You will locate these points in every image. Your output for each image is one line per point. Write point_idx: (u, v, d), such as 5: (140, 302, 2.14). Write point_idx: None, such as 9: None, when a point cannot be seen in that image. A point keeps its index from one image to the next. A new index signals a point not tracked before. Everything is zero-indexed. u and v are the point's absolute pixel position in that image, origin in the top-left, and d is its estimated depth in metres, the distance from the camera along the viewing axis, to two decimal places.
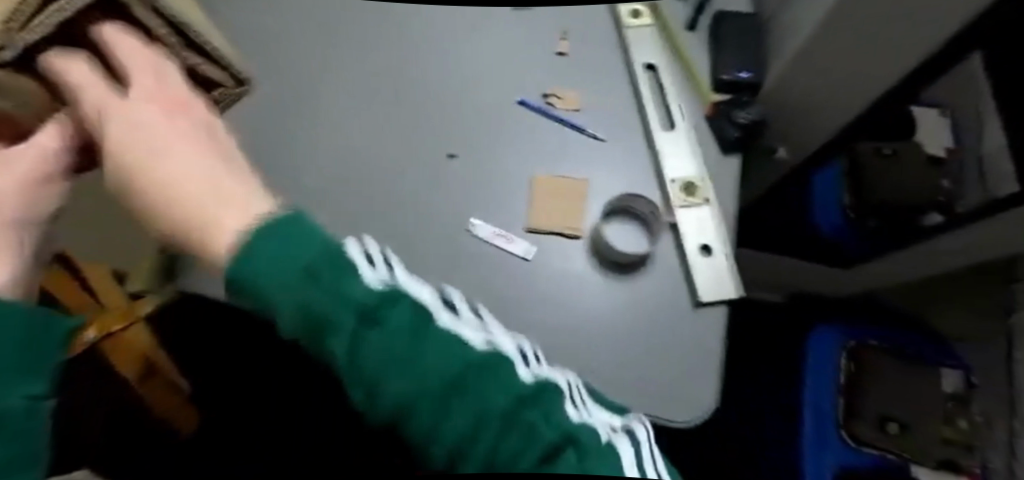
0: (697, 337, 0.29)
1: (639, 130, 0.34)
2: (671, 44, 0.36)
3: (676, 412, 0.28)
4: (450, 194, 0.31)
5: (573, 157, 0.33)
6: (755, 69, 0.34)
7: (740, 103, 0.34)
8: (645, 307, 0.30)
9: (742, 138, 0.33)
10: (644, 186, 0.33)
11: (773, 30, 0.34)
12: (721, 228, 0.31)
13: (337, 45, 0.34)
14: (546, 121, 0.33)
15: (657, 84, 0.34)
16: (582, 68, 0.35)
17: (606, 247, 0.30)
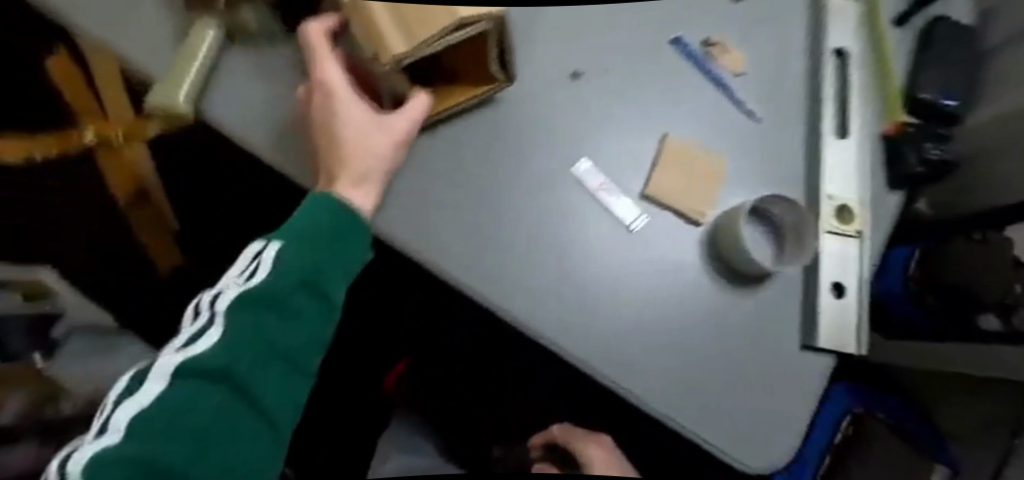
0: (803, 379, 0.34)
1: (801, 122, 0.38)
2: (877, 44, 0.41)
3: (768, 461, 0.33)
4: (626, 152, 0.33)
5: (721, 133, 0.36)
6: (954, 102, 0.42)
7: (932, 140, 0.40)
8: (772, 326, 0.34)
9: (919, 172, 0.38)
10: (791, 186, 0.37)
11: (988, 82, 0.43)
12: (860, 266, 0.36)
13: None
14: (693, 67, 0.36)
15: (843, 79, 0.39)
16: (749, 34, 0.38)
17: (744, 253, 0.32)
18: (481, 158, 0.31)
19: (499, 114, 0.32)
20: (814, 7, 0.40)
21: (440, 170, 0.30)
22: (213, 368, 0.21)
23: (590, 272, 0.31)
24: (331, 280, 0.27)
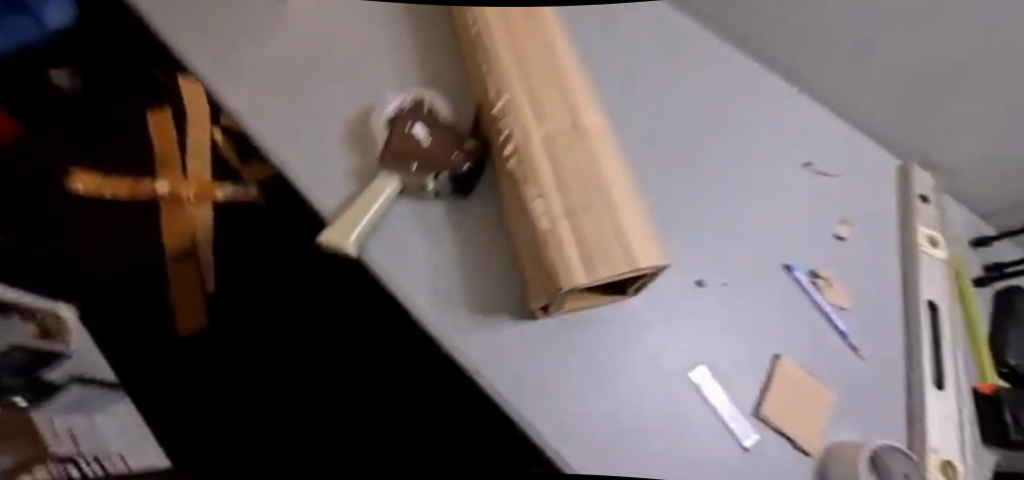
0: (891, 376, 0.50)
1: (788, 341, 0.50)
2: (801, 306, 0.52)
3: (919, 350, 0.51)
4: (803, 317, 0.51)
5: (808, 311, 0.52)
6: (781, 354, 0.49)
7: (802, 366, 0.49)
8: (890, 337, 0.52)
9: (810, 371, 0.49)
10: (813, 370, 0.49)
11: (794, 354, 0.49)
12: (872, 342, 0.51)
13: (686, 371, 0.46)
14: (813, 294, 0.53)
15: (787, 305, 0.51)
16: (788, 297, 0.52)
17: (866, 353, 0.51)
18: (755, 431, 0.45)
19: (746, 423, 0.45)
20: (761, 309, 0.51)
21: (790, 418, 0.46)
22: None
23: (797, 427, 0.46)
24: None
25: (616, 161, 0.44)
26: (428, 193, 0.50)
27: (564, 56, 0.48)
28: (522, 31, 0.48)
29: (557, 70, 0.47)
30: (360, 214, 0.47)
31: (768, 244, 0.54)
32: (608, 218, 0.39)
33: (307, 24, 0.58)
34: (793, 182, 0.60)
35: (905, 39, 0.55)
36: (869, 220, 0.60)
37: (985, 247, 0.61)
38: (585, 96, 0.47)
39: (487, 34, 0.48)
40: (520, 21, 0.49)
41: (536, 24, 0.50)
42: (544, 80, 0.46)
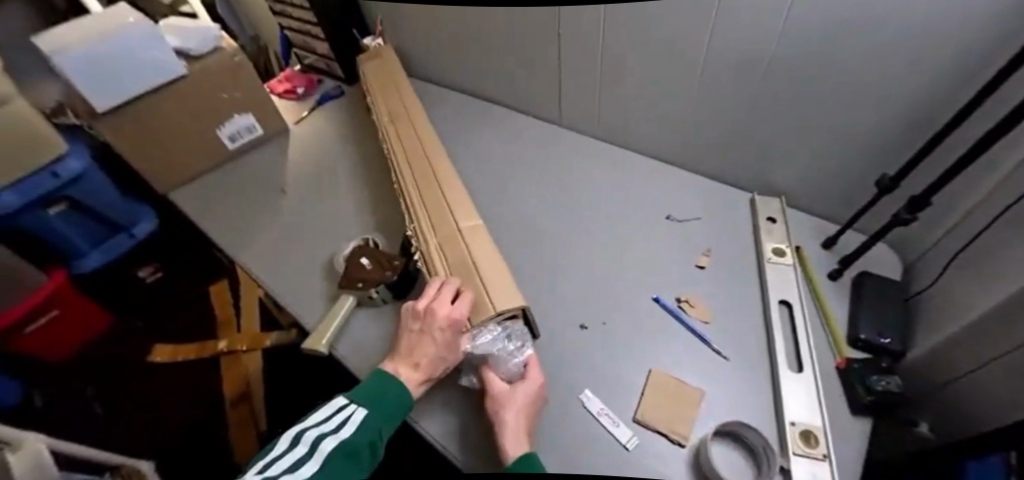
0: (752, 370, 0.61)
1: (659, 356, 0.63)
2: (667, 326, 0.66)
3: (776, 341, 0.62)
4: (668, 335, 0.65)
5: (674, 330, 0.66)
6: (652, 366, 0.62)
7: (672, 372, 0.61)
8: (748, 337, 0.64)
9: (678, 376, 0.61)
10: (683, 375, 0.61)
11: (665, 364, 0.62)
12: (731, 344, 0.63)
13: (574, 392, 0.60)
14: (676, 315, 0.67)
15: (654, 329, 0.66)
16: (655, 322, 0.67)
17: (725, 354, 0.62)
18: (635, 430, 0.57)
19: (627, 425, 0.57)
20: (633, 337, 0.65)
21: (664, 413, 0.57)
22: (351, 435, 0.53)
23: (671, 420, 0.57)
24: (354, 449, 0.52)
25: (488, 246, 0.69)
26: (376, 302, 0.73)
27: (450, 190, 0.77)
28: (423, 184, 0.79)
29: (445, 200, 0.75)
30: (331, 322, 0.70)
31: (626, 284, 0.71)
32: (480, 284, 0.63)
33: (304, 218, 0.92)
34: (654, 233, 0.78)
35: (691, 109, 0.79)
36: (725, 247, 0.74)
37: (835, 246, 0.73)
38: (465, 209, 0.74)
39: (405, 194, 0.80)
40: (420, 179, 0.80)
41: (432, 177, 0.80)
42: (436, 208, 0.75)
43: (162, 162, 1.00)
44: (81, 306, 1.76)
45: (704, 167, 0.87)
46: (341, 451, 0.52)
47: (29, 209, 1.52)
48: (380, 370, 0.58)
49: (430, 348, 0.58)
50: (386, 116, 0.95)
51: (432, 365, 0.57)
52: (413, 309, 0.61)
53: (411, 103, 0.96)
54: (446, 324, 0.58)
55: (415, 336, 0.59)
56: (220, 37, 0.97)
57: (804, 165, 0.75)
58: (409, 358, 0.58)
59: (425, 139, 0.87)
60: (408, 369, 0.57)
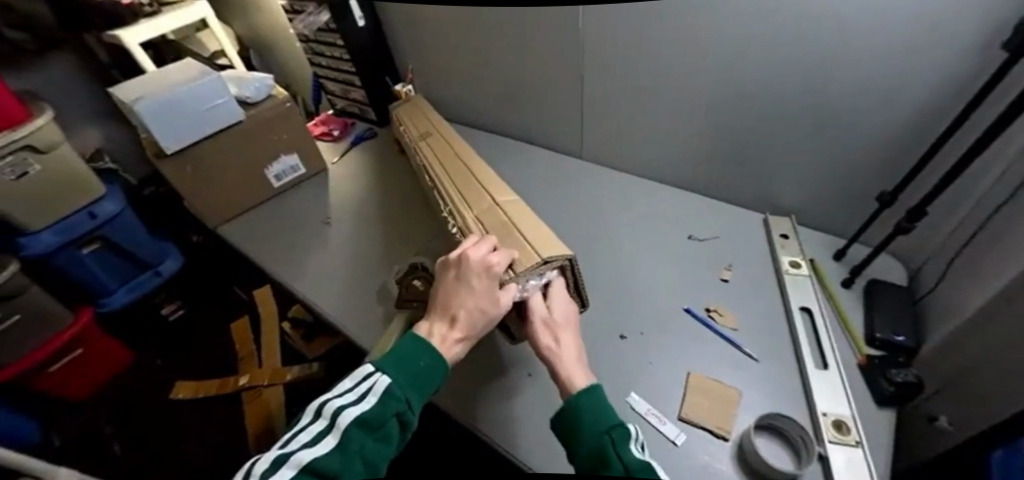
0: (782, 369, 0.67)
1: (697, 360, 0.69)
2: (700, 333, 0.72)
3: (800, 343, 0.68)
4: (700, 341, 0.71)
5: (706, 335, 0.72)
6: (689, 369, 0.68)
7: (709, 375, 0.67)
8: (774, 341, 0.70)
9: (715, 378, 0.66)
10: (719, 377, 0.67)
11: (703, 367, 0.68)
12: (759, 349, 0.69)
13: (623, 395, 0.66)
14: (707, 323, 0.73)
15: (688, 336, 0.72)
16: (688, 330, 0.73)
17: (752, 356, 0.68)
18: (684, 427, 0.62)
19: (675, 423, 0.62)
20: (671, 345, 0.71)
21: (707, 410, 0.63)
22: (381, 405, 0.52)
23: (715, 417, 0.62)
24: (382, 424, 0.51)
25: (526, 210, 0.76)
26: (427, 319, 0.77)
27: (484, 178, 0.86)
28: (459, 180, 0.88)
29: (481, 187, 0.84)
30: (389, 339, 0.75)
31: (658, 296, 0.78)
32: (522, 241, 0.69)
33: (352, 244, 1.00)
34: (678, 250, 0.85)
35: (703, 140, 0.89)
36: (744, 260, 0.82)
37: (845, 257, 0.80)
38: (499, 189, 0.83)
39: (440, 188, 0.89)
40: (456, 178, 0.88)
41: (466, 173, 0.89)
42: (473, 193, 0.83)
43: (215, 200, 1.08)
44: (104, 343, 1.80)
45: (716, 192, 0.96)
46: (362, 424, 0.51)
47: (65, 249, 1.59)
48: (413, 333, 0.60)
49: (466, 298, 0.59)
50: (420, 141, 1.04)
51: (470, 320, 0.58)
52: (449, 260, 0.64)
53: (438, 123, 1.08)
54: (482, 270, 0.60)
55: (452, 288, 0.61)
56: (274, 86, 1.09)
57: (809, 187, 0.84)
58: (446, 313, 0.60)
59: (459, 150, 0.96)
60: (445, 326, 0.59)
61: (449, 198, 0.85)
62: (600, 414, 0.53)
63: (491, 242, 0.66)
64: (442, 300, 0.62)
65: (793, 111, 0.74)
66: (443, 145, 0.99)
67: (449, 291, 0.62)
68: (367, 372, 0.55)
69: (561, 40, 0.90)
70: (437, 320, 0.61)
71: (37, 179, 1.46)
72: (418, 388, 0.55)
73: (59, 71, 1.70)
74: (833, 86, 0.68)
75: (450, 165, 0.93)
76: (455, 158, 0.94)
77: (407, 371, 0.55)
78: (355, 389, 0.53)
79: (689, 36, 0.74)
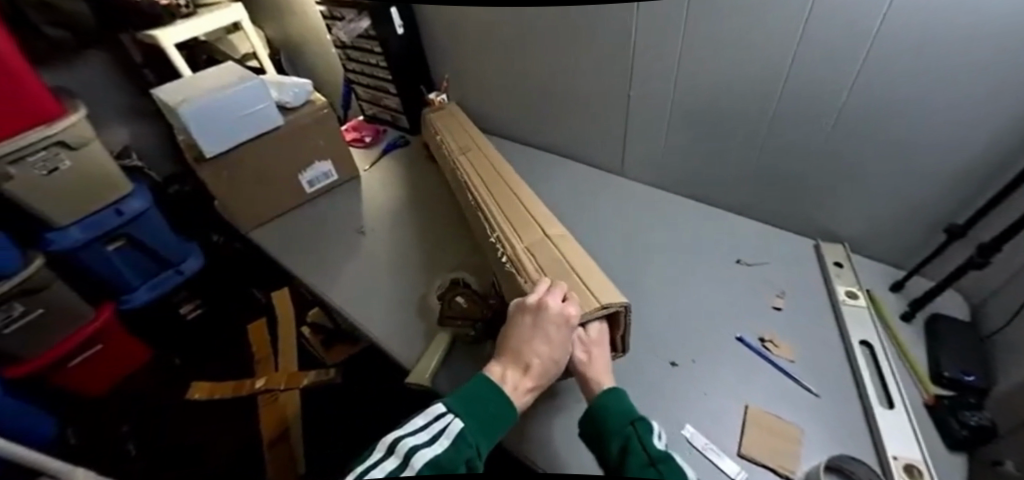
0: (844, 407, 0.64)
1: (753, 391, 0.66)
2: (755, 363, 0.70)
3: (863, 379, 0.66)
4: (755, 372, 0.69)
5: (762, 365, 0.69)
6: (746, 402, 0.65)
7: (768, 409, 0.64)
8: (834, 376, 0.67)
9: (774, 412, 0.64)
10: (778, 412, 0.64)
11: (760, 400, 0.65)
12: (819, 383, 0.67)
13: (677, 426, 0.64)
14: (762, 353, 0.70)
15: (743, 366, 0.69)
16: (743, 359, 0.70)
17: (812, 390, 0.66)
18: (744, 464, 0.59)
19: (734, 458, 0.60)
20: (725, 374, 0.69)
21: (768, 447, 0.60)
22: (454, 447, 0.51)
23: (777, 454, 0.59)
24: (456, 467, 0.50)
25: (577, 251, 0.74)
26: (472, 341, 0.75)
27: (533, 208, 0.84)
28: (505, 205, 0.86)
29: (530, 217, 0.82)
30: (432, 358, 0.73)
31: (708, 322, 0.76)
32: (578, 282, 0.66)
33: (388, 255, 0.99)
34: (726, 275, 0.83)
35: (752, 162, 0.87)
36: (797, 290, 0.79)
37: (903, 289, 0.79)
38: (550, 223, 0.81)
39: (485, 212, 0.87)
40: (503, 203, 0.86)
41: (514, 200, 0.87)
42: (522, 223, 0.81)
43: (249, 204, 1.07)
44: (123, 340, 1.80)
45: (761, 214, 0.94)
46: (436, 466, 0.49)
47: (91, 245, 1.59)
48: (483, 376, 0.58)
49: (542, 346, 0.58)
50: (462, 154, 1.03)
51: (544, 369, 0.57)
52: (524, 304, 0.61)
53: (481, 141, 1.06)
54: (561, 321, 0.58)
55: (525, 334, 0.59)
56: (313, 91, 1.08)
57: (864, 213, 0.81)
58: (519, 359, 0.58)
59: (503, 173, 0.95)
60: (517, 372, 0.58)
61: (496, 222, 0.83)
62: (621, 411, 0.54)
63: (558, 286, 0.64)
64: (514, 344, 0.59)
65: (855, 136, 0.72)
66: (490, 167, 0.97)
67: (523, 336, 0.59)
68: (437, 412, 0.54)
69: (612, 54, 0.89)
70: (507, 363, 0.59)
71: (67, 176, 1.46)
72: (489, 433, 0.53)
73: (95, 68, 1.71)
74: (903, 114, 0.65)
75: (496, 187, 0.91)
76: (503, 181, 0.92)
77: (479, 412, 0.54)
78: (426, 428, 0.52)
79: (751, 55, 0.72)
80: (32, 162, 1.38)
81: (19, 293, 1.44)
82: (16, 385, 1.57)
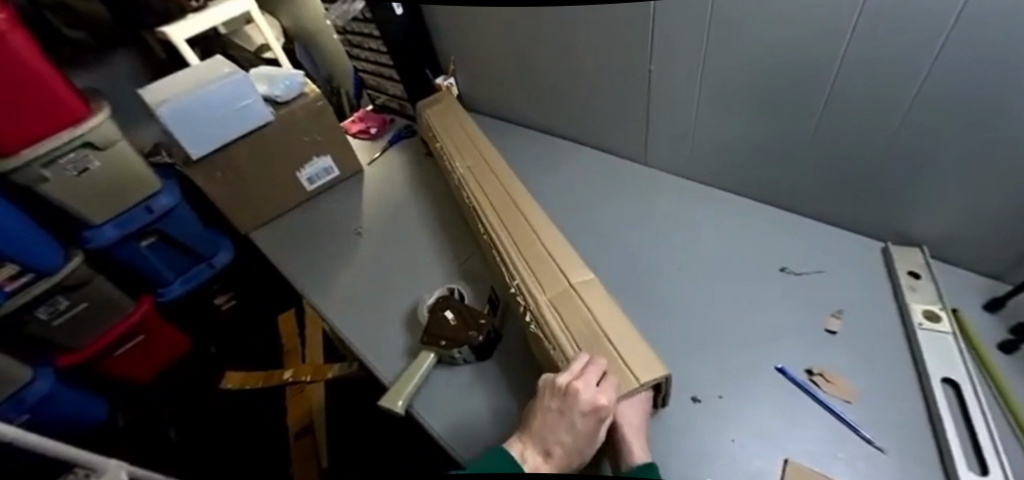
0: (920, 469, 0.50)
1: (795, 440, 0.54)
2: (795, 404, 0.57)
3: (947, 431, 0.51)
4: (798, 412, 0.56)
5: (808, 405, 0.56)
6: (781, 454, 0.53)
7: (813, 465, 0.51)
8: (905, 427, 0.53)
9: (820, 469, 0.51)
10: (826, 469, 0.51)
11: (802, 453, 0.53)
12: (887, 436, 0.53)
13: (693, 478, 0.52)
14: (807, 388, 0.58)
15: (782, 404, 0.57)
16: (784, 396, 0.58)
17: (876, 444, 0.52)
18: None
19: None
20: (758, 414, 0.56)
21: None
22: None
23: None
24: None
25: (609, 305, 0.63)
26: (458, 360, 0.68)
27: (551, 244, 0.73)
28: (517, 234, 0.76)
29: (551, 261, 0.70)
30: (410, 378, 0.66)
31: (741, 346, 0.63)
32: (612, 354, 0.56)
33: (383, 257, 0.92)
34: (767, 288, 0.70)
35: (800, 147, 0.71)
36: (859, 307, 0.65)
37: (1003, 308, 0.62)
38: (571, 264, 0.70)
39: (498, 248, 0.76)
40: (516, 236, 0.76)
41: (529, 232, 0.76)
42: (543, 267, 0.70)
43: (246, 204, 1.03)
44: (163, 331, 1.87)
45: (813, 209, 0.78)
46: None
47: (124, 242, 1.62)
48: (504, 449, 0.51)
49: (565, 433, 0.49)
50: (463, 161, 0.93)
51: (567, 459, 0.49)
52: (552, 382, 0.52)
53: (485, 146, 0.95)
54: (589, 410, 0.48)
55: (549, 417, 0.50)
56: (306, 82, 1.01)
57: (955, 209, 0.64)
58: (540, 441, 0.50)
59: (507, 186, 0.85)
60: (537, 455, 0.50)
61: (517, 255, 0.73)
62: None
63: (594, 360, 0.54)
64: (538, 424, 0.51)
65: (939, 117, 0.56)
66: (512, 185, 0.86)
67: (546, 417, 0.50)
68: None
69: (628, 23, 0.74)
70: (526, 442, 0.51)
71: (98, 174, 1.46)
72: None
73: (120, 66, 1.75)
74: (1008, 89, 0.48)
75: (515, 213, 0.80)
76: (523, 208, 0.80)
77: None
78: None
79: (802, 14, 0.56)
80: (64, 163, 1.39)
81: (60, 290, 1.49)
82: (68, 373, 1.67)
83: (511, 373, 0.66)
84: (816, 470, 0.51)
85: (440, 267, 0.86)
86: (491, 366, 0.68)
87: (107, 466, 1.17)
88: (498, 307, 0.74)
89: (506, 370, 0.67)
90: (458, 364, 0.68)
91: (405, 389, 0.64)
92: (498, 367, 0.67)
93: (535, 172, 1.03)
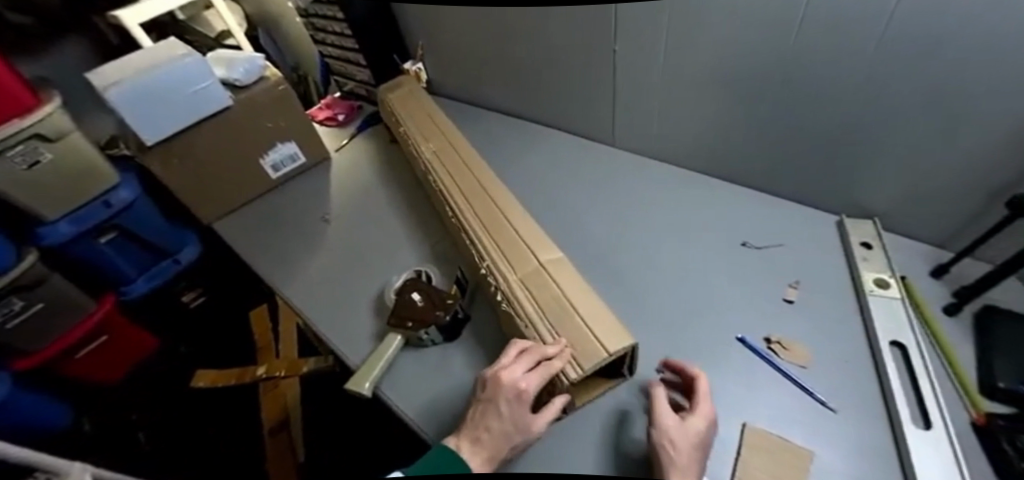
0: (867, 426, 0.52)
1: (754, 404, 0.55)
2: (754, 371, 0.58)
3: (893, 388, 0.53)
4: (757, 378, 0.58)
5: (765, 371, 0.58)
6: (741, 418, 0.54)
7: (771, 427, 0.53)
8: (854, 387, 0.55)
9: (775, 430, 0.53)
10: (781, 431, 0.53)
11: (760, 416, 0.54)
12: (837, 396, 0.55)
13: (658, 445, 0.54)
14: (765, 355, 0.59)
15: (743, 371, 0.59)
16: (744, 363, 0.59)
17: (828, 404, 0.54)
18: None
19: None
20: (720, 382, 0.58)
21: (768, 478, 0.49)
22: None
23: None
24: None
25: (576, 280, 0.64)
26: (426, 341, 0.67)
27: (519, 225, 0.73)
28: (484, 217, 0.76)
29: (519, 240, 0.71)
30: (378, 360, 0.65)
31: (704, 319, 0.65)
32: (580, 327, 0.57)
33: (351, 244, 0.90)
34: (729, 262, 0.71)
35: (760, 126, 0.73)
36: (815, 277, 0.67)
37: (948, 274, 0.65)
38: (541, 243, 0.70)
39: (467, 230, 0.76)
40: (485, 218, 0.75)
41: (496, 212, 0.76)
42: (511, 246, 0.70)
43: (207, 192, 0.99)
44: (128, 331, 1.81)
45: (774, 186, 0.80)
46: None
47: (82, 238, 1.55)
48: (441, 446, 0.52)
49: (493, 420, 0.51)
50: (430, 146, 0.92)
51: (496, 444, 0.50)
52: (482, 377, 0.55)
53: (450, 132, 0.94)
54: (512, 394, 0.51)
55: (480, 408, 0.53)
56: (267, 65, 0.98)
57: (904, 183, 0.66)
58: (474, 430, 0.51)
59: (474, 170, 0.84)
60: (469, 444, 0.51)
61: (486, 237, 0.73)
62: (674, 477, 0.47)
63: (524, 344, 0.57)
64: (470, 416, 0.53)
65: (886, 92, 0.57)
66: (481, 168, 0.85)
67: (477, 408, 0.53)
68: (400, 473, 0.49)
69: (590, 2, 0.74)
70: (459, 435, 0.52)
71: (49, 167, 1.38)
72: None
73: (69, 53, 1.65)
74: (948, 63, 0.50)
75: (485, 195, 0.79)
76: (493, 190, 0.80)
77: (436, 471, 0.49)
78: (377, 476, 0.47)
79: None
80: (10, 157, 1.30)
81: (14, 291, 1.42)
82: (26, 377, 1.60)
83: (481, 352, 0.66)
84: (773, 432, 0.53)
85: (410, 251, 0.85)
86: (461, 346, 0.67)
87: (70, 470, 1.12)
88: (468, 289, 0.74)
89: (476, 350, 0.67)
90: (427, 345, 0.68)
91: (372, 371, 0.64)
92: (467, 347, 0.67)
93: (505, 156, 1.03)
